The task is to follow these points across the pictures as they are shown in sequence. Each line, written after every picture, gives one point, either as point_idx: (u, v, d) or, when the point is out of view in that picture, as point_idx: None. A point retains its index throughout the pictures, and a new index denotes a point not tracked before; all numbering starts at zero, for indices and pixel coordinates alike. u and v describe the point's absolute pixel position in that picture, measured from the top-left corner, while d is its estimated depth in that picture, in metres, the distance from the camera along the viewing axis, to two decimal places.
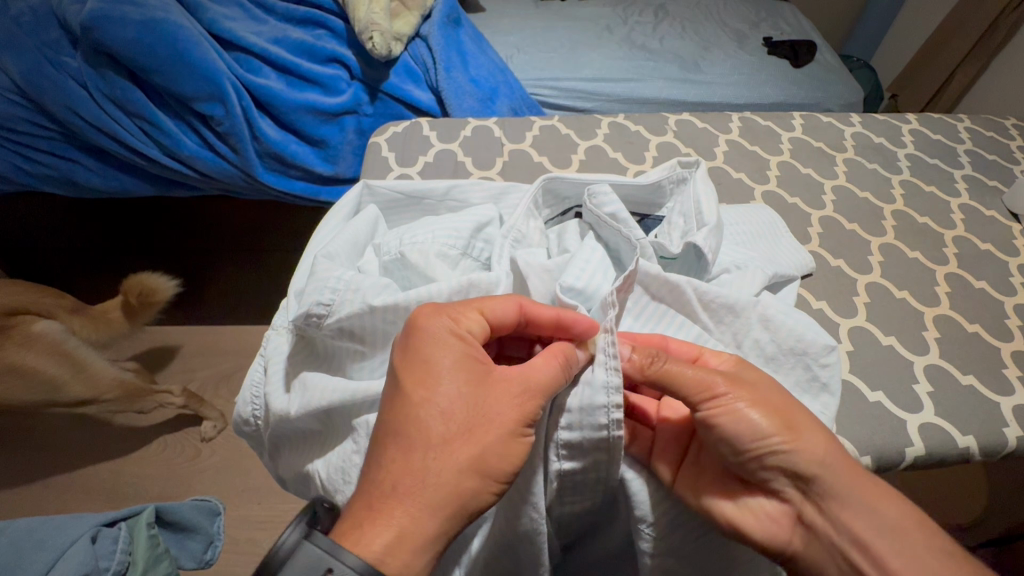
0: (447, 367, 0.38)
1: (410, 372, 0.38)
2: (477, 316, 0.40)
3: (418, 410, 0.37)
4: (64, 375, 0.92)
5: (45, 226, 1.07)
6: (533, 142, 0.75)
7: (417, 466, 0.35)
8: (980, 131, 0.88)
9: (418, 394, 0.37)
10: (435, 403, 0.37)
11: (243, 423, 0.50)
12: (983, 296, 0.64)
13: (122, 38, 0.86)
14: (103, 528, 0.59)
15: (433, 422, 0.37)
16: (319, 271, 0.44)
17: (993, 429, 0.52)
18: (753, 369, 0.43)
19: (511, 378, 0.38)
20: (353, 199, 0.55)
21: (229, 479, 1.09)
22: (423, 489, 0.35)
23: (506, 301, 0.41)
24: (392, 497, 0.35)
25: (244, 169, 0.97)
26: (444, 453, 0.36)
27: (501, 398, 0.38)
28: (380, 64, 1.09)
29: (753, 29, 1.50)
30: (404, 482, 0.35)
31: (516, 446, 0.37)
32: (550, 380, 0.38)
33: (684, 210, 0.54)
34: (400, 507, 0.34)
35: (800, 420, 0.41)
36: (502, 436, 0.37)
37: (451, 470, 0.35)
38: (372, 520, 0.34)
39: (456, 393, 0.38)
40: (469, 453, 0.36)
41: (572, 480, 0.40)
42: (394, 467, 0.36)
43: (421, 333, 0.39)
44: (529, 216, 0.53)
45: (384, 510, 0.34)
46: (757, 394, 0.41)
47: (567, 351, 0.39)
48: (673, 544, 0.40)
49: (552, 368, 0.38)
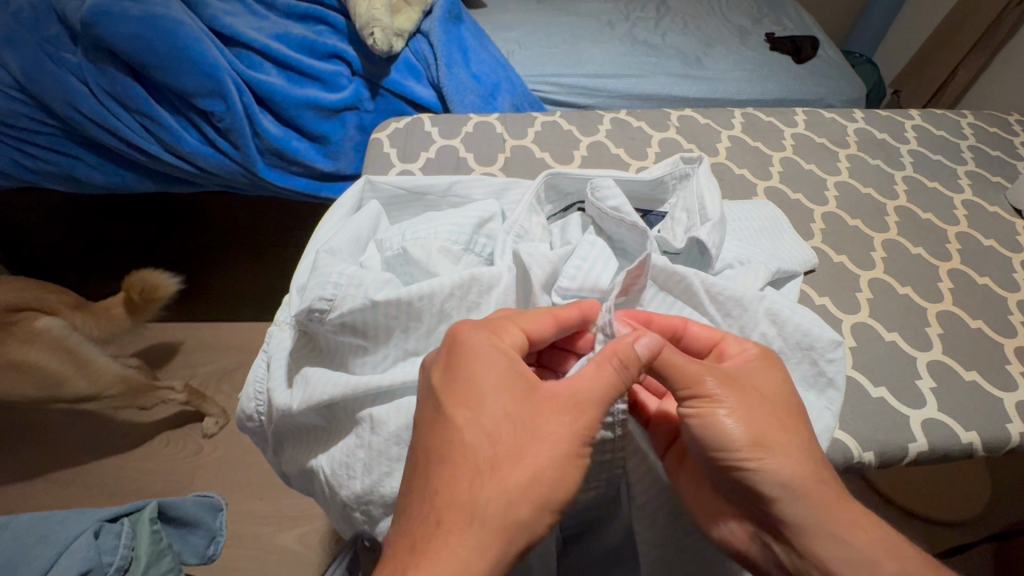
0: (491, 385, 0.37)
1: (453, 391, 0.37)
2: (519, 332, 0.40)
3: (463, 432, 0.36)
4: (66, 371, 0.93)
5: (46, 222, 1.07)
6: (534, 138, 0.74)
7: (465, 498, 0.34)
8: (983, 127, 0.88)
9: (461, 415, 0.36)
10: (481, 423, 0.36)
11: (247, 420, 0.50)
12: (986, 292, 0.64)
13: (122, 34, 0.86)
14: (106, 523, 0.59)
15: (480, 445, 0.35)
16: (320, 267, 0.43)
17: (996, 424, 0.52)
18: (765, 362, 0.42)
19: (558, 395, 0.37)
20: (355, 194, 0.55)
21: (230, 474, 1.09)
22: (473, 523, 0.33)
23: (542, 316, 0.41)
24: (437, 535, 0.33)
25: (245, 165, 0.97)
26: (492, 480, 0.35)
27: (551, 416, 0.37)
28: (381, 60, 1.08)
29: (755, 24, 1.49)
30: (450, 516, 0.34)
31: (572, 469, 0.36)
32: (598, 394, 0.38)
33: (688, 205, 0.54)
34: (447, 548, 0.33)
35: (790, 423, 0.40)
36: (558, 460, 0.36)
37: (501, 499, 0.34)
38: (417, 561, 0.32)
39: (503, 412, 0.36)
40: (521, 478, 0.35)
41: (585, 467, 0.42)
42: (441, 498, 0.34)
43: (464, 347, 0.38)
44: (531, 212, 0.53)
45: (433, 549, 0.33)
46: (747, 399, 0.40)
47: (621, 350, 0.38)
48: (661, 536, 0.41)
49: (607, 378, 0.38)
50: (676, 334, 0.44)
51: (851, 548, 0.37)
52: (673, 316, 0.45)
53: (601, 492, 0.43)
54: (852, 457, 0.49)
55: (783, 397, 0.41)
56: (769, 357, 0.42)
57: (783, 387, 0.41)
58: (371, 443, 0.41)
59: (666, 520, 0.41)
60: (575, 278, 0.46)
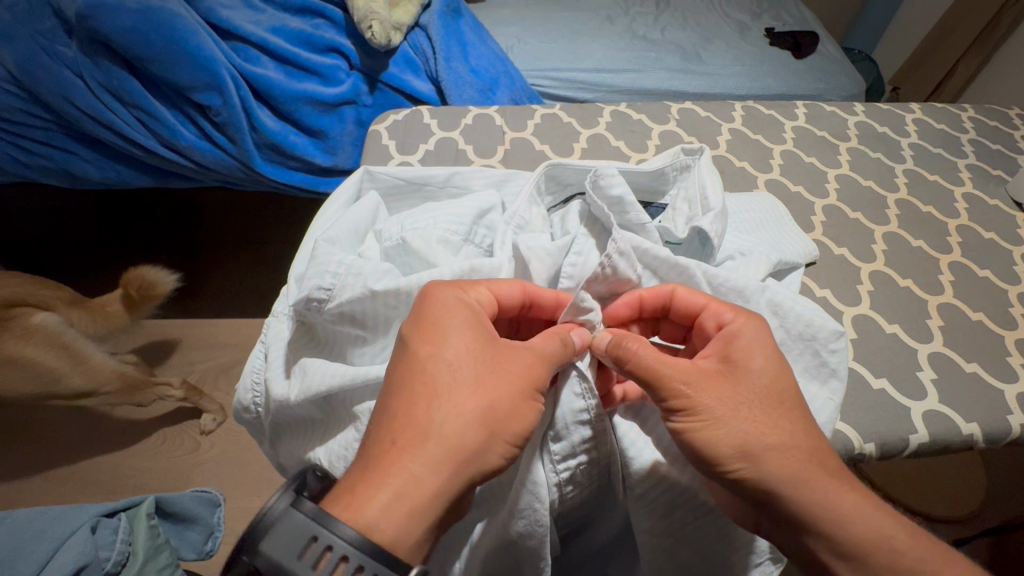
0: (455, 325, 0.38)
1: (417, 329, 0.38)
2: (486, 291, 0.41)
3: (425, 363, 0.37)
4: (63, 367, 0.92)
5: (41, 219, 1.06)
6: (535, 130, 0.74)
7: (421, 420, 0.35)
8: (984, 121, 0.88)
9: (424, 348, 0.38)
10: (443, 356, 0.37)
11: (244, 411, 0.50)
12: (986, 285, 0.63)
13: (119, 27, 0.85)
14: (103, 518, 0.59)
15: (441, 373, 0.37)
16: (319, 255, 0.43)
17: (996, 416, 0.52)
18: (749, 331, 0.42)
19: (519, 349, 0.39)
20: (354, 184, 0.55)
21: (229, 471, 1.09)
22: (427, 442, 0.34)
23: (511, 284, 0.42)
24: (390, 455, 0.34)
25: (242, 159, 0.97)
26: (450, 403, 0.36)
27: (512, 359, 0.38)
28: (380, 54, 1.08)
29: (755, 20, 1.49)
30: (405, 436, 0.35)
31: (526, 408, 0.37)
32: (554, 355, 0.38)
33: (689, 196, 0.54)
34: (399, 467, 0.34)
35: (779, 414, 0.39)
36: (513, 396, 0.37)
37: (457, 421, 0.35)
38: (367, 482, 0.33)
39: (463, 347, 0.38)
40: (475, 407, 0.36)
41: (586, 472, 0.41)
42: (398, 420, 0.35)
43: (428, 299, 0.39)
44: (531, 203, 0.52)
45: (385, 466, 0.34)
46: (721, 405, 0.39)
47: (563, 333, 0.41)
48: (664, 528, 0.40)
49: (555, 346, 0.39)
50: (666, 304, 0.45)
51: (859, 524, 0.37)
52: (661, 286, 0.45)
53: (592, 489, 0.42)
54: (852, 447, 0.49)
55: (783, 409, 0.40)
56: (756, 331, 0.42)
57: (789, 393, 0.40)
58: None
59: (668, 515, 0.40)
60: (572, 275, 0.45)
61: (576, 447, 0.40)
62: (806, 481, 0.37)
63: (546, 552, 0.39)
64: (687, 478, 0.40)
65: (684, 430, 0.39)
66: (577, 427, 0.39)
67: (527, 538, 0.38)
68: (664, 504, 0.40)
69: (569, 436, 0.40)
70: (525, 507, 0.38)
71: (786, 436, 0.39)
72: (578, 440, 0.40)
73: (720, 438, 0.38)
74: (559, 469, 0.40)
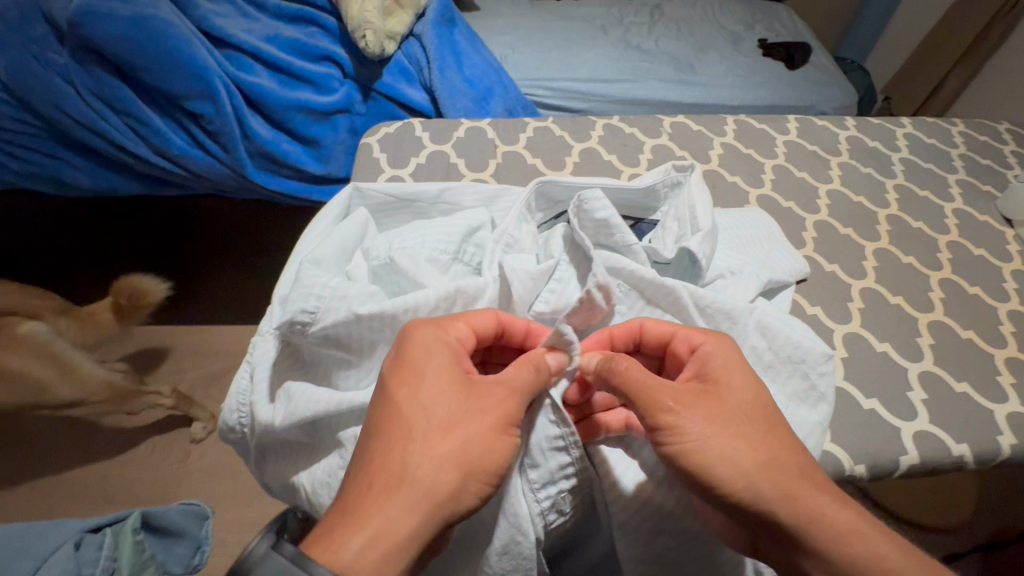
0: (432, 368, 0.38)
1: (396, 373, 0.38)
2: (464, 327, 0.41)
3: (401, 407, 0.37)
4: (50, 377, 0.91)
5: (30, 226, 1.05)
6: (527, 144, 0.74)
7: (397, 464, 0.35)
8: (974, 136, 0.88)
9: (401, 392, 0.38)
10: (419, 399, 0.37)
11: (230, 431, 0.49)
12: (976, 302, 0.64)
13: (110, 36, 0.84)
14: (87, 535, 0.58)
15: (417, 417, 0.37)
16: (303, 278, 0.42)
17: (986, 436, 0.52)
18: (720, 350, 0.42)
19: (491, 384, 0.39)
20: (343, 201, 0.54)
21: (219, 481, 1.07)
22: (402, 486, 0.34)
23: (485, 314, 0.42)
24: (367, 498, 0.34)
25: (234, 167, 0.96)
26: (425, 446, 0.36)
27: (488, 397, 0.38)
28: (374, 63, 1.08)
29: (748, 30, 1.49)
30: (381, 479, 0.35)
31: (500, 443, 0.37)
32: (525, 386, 0.38)
33: (679, 215, 0.54)
34: (376, 510, 0.33)
35: (765, 431, 0.39)
36: (486, 433, 0.37)
37: (432, 463, 0.35)
38: (344, 525, 0.33)
39: (439, 390, 0.38)
40: (449, 446, 0.36)
41: (571, 503, 0.40)
42: (374, 464, 0.35)
43: (409, 339, 0.40)
44: (521, 221, 0.52)
45: (362, 510, 0.34)
46: (712, 424, 0.39)
47: (536, 357, 0.40)
48: (652, 555, 0.40)
49: (527, 374, 0.39)
50: (637, 338, 0.45)
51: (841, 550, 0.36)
52: (630, 320, 0.45)
53: (578, 516, 0.42)
54: (843, 468, 0.48)
55: (771, 430, 0.40)
56: (728, 351, 0.42)
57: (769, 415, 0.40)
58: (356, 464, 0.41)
59: (652, 542, 0.40)
60: (549, 303, 0.46)
61: (556, 475, 0.40)
62: (797, 499, 0.37)
63: None
64: (671, 504, 0.40)
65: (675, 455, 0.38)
66: (553, 454, 0.40)
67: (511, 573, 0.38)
68: (648, 530, 0.40)
69: (548, 464, 0.39)
70: (511, 540, 0.37)
71: (779, 451, 0.39)
72: (555, 467, 0.39)
73: (716, 464, 0.38)
74: (540, 498, 0.39)
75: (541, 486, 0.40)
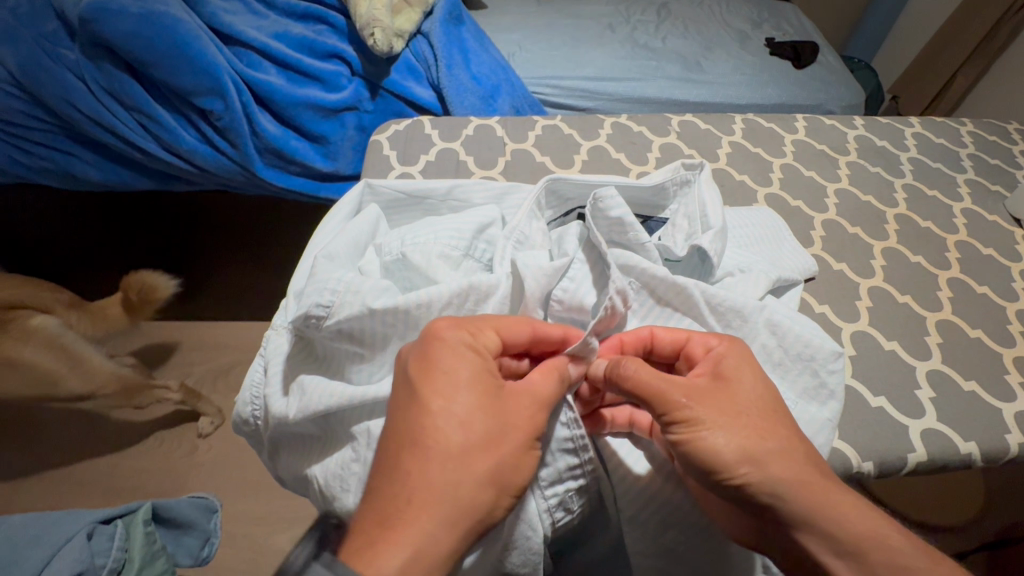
0: (463, 382, 0.38)
1: (427, 382, 0.38)
2: (493, 335, 0.40)
3: (436, 419, 0.37)
4: (61, 369, 0.92)
5: (41, 221, 1.07)
6: (535, 141, 0.74)
7: (436, 481, 0.35)
8: (983, 135, 0.88)
9: (435, 403, 0.37)
10: (453, 412, 0.37)
11: (243, 423, 0.50)
12: (985, 302, 0.64)
13: (120, 31, 0.85)
14: (99, 525, 0.59)
15: (453, 432, 0.36)
16: (319, 272, 0.43)
17: (994, 435, 0.52)
18: (735, 353, 0.42)
19: (522, 394, 0.39)
20: (355, 198, 0.55)
21: (226, 474, 1.09)
22: (441, 504, 0.35)
23: (518, 322, 0.42)
24: (406, 514, 0.34)
25: (244, 164, 0.98)
26: (463, 464, 0.36)
27: (517, 410, 0.38)
28: (382, 61, 1.08)
29: (755, 29, 1.49)
30: (421, 497, 0.35)
31: (529, 460, 0.38)
32: (551, 396, 0.39)
33: (689, 213, 0.54)
34: (416, 526, 0.34)
35: (772, 421, 0.40)
36: (516, 450, 0.37)
37: (470, 482, 0.36)
38: (387, 539, 0.33)
39: (473, 403, 0.38)
40: (486, 464, 0.36)
41: (579, 499, 0.41)
42: (412, 479, 0.35)
43: (437, 341, 0.39)
44: (532, 218, 0.52)
45: (401, 525, 0.34)
46: (722, 415, 0.39)
47: (560, 365, 0.41)
48: (660, 549, 0.41)
49: (552, 384, 0.40)
50: (646, 346, 0.45)
51: (851, 532, 0.37)
52: (640, 328, 0.46)
53: (587, 510, 0.42)
54: (851, 466, 0.49)
55: (779, 421, 0.40)
56: (740, 352, 0.43)
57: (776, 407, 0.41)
58: (368, 458, 0.41)
59: (658, 535, 0.41)
60: (562, 301, 0.46)
61: (563, 474, 0.40)
62: (804, 486, 0.38)
63: None
64: (678, 498, 0.41)
65: (687, 443, 0.39)
66: (562, 454, 0.40)
67: (521, 567, 0.39)
68: (655, 523, 0.41)
69: (554, 464, 0.40)
70: (516, 534, 0.38)
71: (787, 444, 0.39)
72: (564, 466, 0.40)
73: (739, 448, 0.38)
74: (547, 494, 0.40)
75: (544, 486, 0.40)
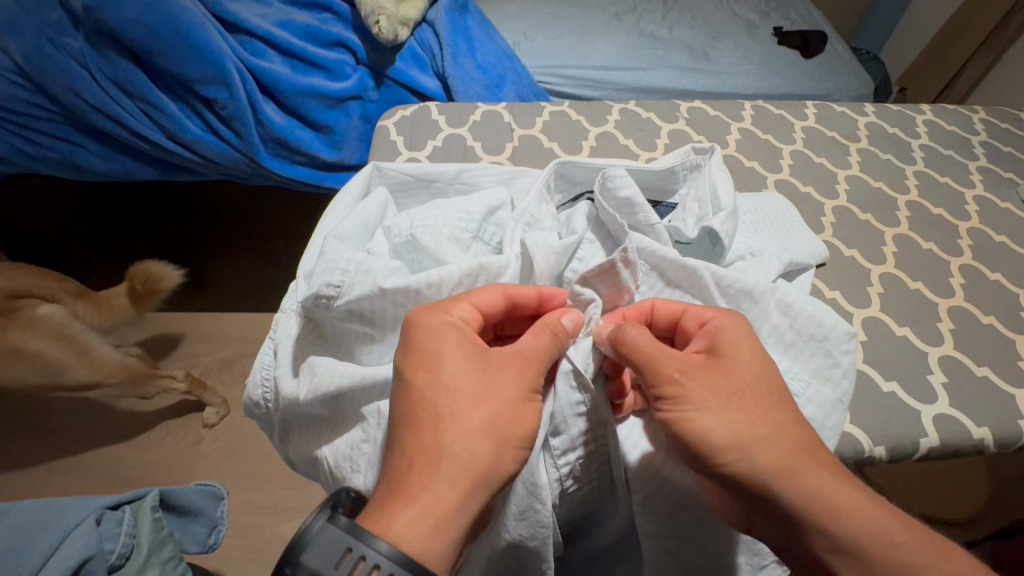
0: (446, 351, 0.38)
1: (409, 359, 0.38)
2: (468, 307, 0.41)
3: (424, 391, 0.37)
4: (67, 359, 0.92)
5: (46, 211, 1.07)
6: (543, 127, 0.74)
7: (432, 443, 0.36)
8: (995, 123, 0.87)
9: (420, 377, 0.38)
10: (440, 381, 0.38)
11: (254, 406, 0.50)
12: (998, 288, 0.63)
13: (124, 19, 0.84)
14: (107, 511, 0.59)
15: (442, 398, 0.37)
16: (328, 252, 0.43)
17: (1006, 421, 0.52)
18: (733, 326, 0.42)
19: (508, 354, 0.39)
20: (363, 181, 0.54)
21: (232, 464, 1.09)
22: (442, 463, 0.35)
23: (491, 292, 0.42)
24: (410, 477, 0.35)
25: (247, 153, 0.97)
26: (457, 424, 0.36)
27: (504, 367, 0.39)
28: (388, 49, 1.07)
29: (763, 18, 1.48)
30: (420, 459, 0.36)
31: (528, 411, 0.38)
32: (541, 352, 0.39)
33: (700, 196, 0.54)
34: (421, 485, 0.35)
35: (770, 404, 0.40)
36: (513, 401, 0.37)
37: (467, 439, 0.36)
38: (392, 501, 0.34)
39: (458, 369, 0.38)
40: (479, 420, 0.37)
41: (588, 466, 0.41)
42: (411, 447, 0.36)
43: (415, 325, 0.39)
44: (541, 200, 0.52)
45: (406, 489, 0.35)
46: (715, 395, 0.39)
47: (552, 323, 0.41)
48: (670, 530, 0.40)
49: (544, 340, 0.40)
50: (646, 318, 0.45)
51: (863, 513, 0.36)
52: (641, 302, 0.46)
53: (592, 485, 0.42)
54: (862, 451, 0.48)
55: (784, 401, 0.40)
56: (737, 326, 0.42)
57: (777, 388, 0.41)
58: (378, 438, 0.41)
59: (668, 516, 0.40)
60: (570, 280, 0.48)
61: (575, 440, 0.40)
62: (801, 471, 0.38)
63: (548, 553, 0.39)
64: (688, 481, 0.40)
65: (698, 418, 0.38)
66: (575, 420, 0.40)
67: (529, 539, 0.38)
68: (665, 505, 0.40)
69: (569, 428, 0.40)
70: (529, 505, 0.38)
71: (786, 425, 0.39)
72: (577, 433, 0.40)
73: (751, 425, 0.38)
74: (559, 463, 0.40)
75: (558, 454, 0.40)
